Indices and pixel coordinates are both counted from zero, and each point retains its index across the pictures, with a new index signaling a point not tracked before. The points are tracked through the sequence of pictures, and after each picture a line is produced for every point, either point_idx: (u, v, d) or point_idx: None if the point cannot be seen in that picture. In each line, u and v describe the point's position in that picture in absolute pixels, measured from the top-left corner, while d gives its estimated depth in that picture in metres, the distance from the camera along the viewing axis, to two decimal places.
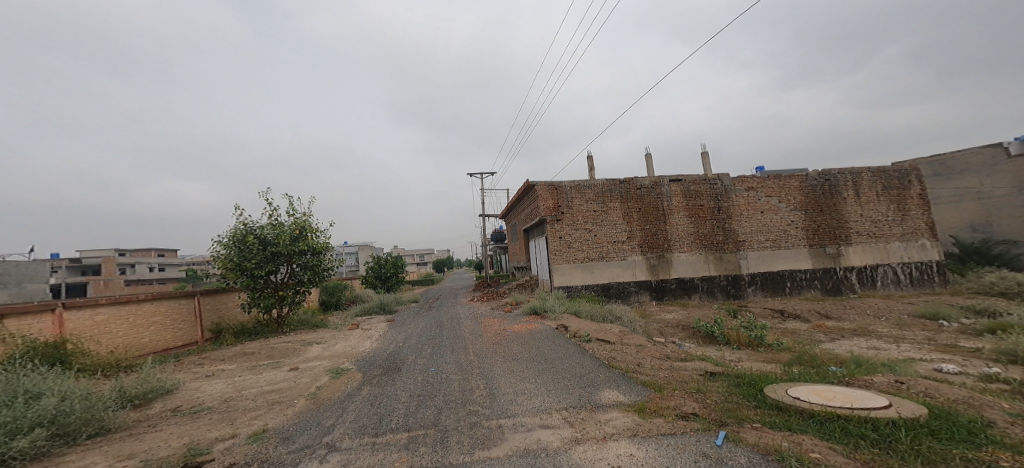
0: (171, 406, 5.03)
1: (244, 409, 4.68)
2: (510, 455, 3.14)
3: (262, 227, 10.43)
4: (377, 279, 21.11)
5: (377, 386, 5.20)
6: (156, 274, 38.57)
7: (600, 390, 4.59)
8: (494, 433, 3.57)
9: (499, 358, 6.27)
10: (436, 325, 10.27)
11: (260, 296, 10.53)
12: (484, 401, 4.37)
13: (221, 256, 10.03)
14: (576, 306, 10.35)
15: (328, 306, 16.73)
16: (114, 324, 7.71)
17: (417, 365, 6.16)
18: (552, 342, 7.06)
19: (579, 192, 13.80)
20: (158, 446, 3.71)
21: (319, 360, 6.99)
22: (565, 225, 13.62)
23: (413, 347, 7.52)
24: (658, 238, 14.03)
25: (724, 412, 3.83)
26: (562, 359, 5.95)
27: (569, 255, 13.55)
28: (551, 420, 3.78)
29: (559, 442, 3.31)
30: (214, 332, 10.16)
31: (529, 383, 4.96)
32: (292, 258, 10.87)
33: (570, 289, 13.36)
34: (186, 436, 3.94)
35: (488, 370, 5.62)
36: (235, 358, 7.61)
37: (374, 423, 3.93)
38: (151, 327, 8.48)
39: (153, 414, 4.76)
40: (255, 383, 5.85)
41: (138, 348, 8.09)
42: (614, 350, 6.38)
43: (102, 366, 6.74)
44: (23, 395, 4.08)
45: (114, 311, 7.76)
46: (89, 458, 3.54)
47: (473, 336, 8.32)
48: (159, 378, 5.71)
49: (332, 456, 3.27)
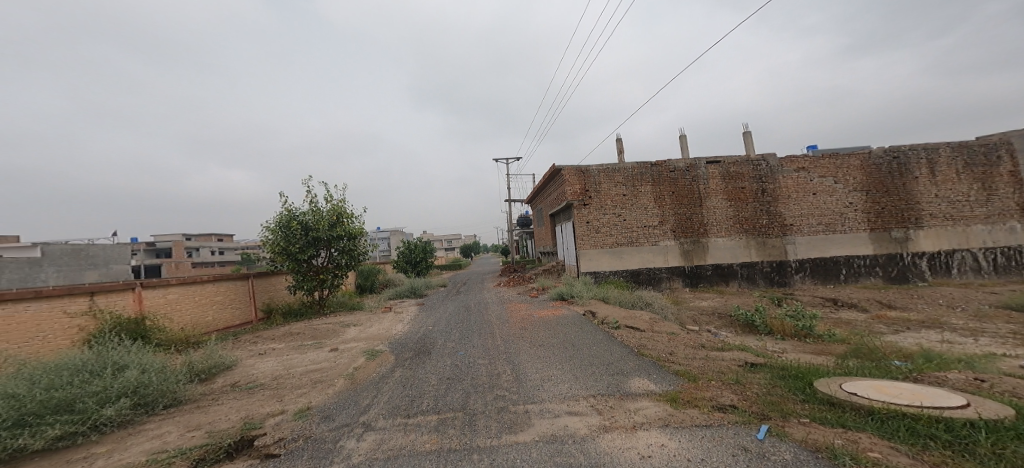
0: (230, 381, 5.52)
1: (291, 387, 5.04)
2: (536, 440, 3.18)
3: (303, 213, 10.97)
4: (408, 264, 21.77)
5: (409, 368, 5.42)
6: (217, 257, 42.19)
7: (629, 378, 4.51)
8: (521, 418, 3.62)
9: (526, 343, 6.31)
10: (464, 310, 10.49)
11: (303, 279, 11.21)
12: (510, 386, 4.44)
13: (269, 241, 10.73)
14: (605, 292, 10.20)
15: (363, 289, 17.46)
16: (183, 303, 8.50)
17: (446, 349, 6.32)
18: (580, 329, 7.00)
19: (608, 176, 13.44)
20: (220, 419, 4.09)
21: (357, 341, 7.36)
22: (593, 209, 13.33)
23: (443, 331, 7.74)
24: (692, 223, 13.42)
25: (767, 405, 3.66)
26: (589, 346, 5.94)
27: (598, 240, 13.28)
28: (578, 407, 3.78)
29: (587, 430, 3.31)
30: (265, 312, 10.99)
31: (555, 369, 4.96)
32: (331, 243, 11.40)
33: (599, 276, 13.11)
34: (243, 410, 4.32)
35: (515, 355, 5.67)
36: (284, 338, 8.18)
37: (406, 404, 4.10)
38: (213, 305, 9.27)
39: (216, 388, 5.26)
40: (301, 362, 6.26)
41: (204, 326, 8.91)
42: (644, 337, 6.25)
43: (175, 341, 7.51)
44: (112, 367, 4.63)
45: (183, 290, 8.55)
46: (163, 427, 3.98)
47: (500, 321, 8.43)
48: (220, 354, 6.26)
49: (368, 435, 3.46)
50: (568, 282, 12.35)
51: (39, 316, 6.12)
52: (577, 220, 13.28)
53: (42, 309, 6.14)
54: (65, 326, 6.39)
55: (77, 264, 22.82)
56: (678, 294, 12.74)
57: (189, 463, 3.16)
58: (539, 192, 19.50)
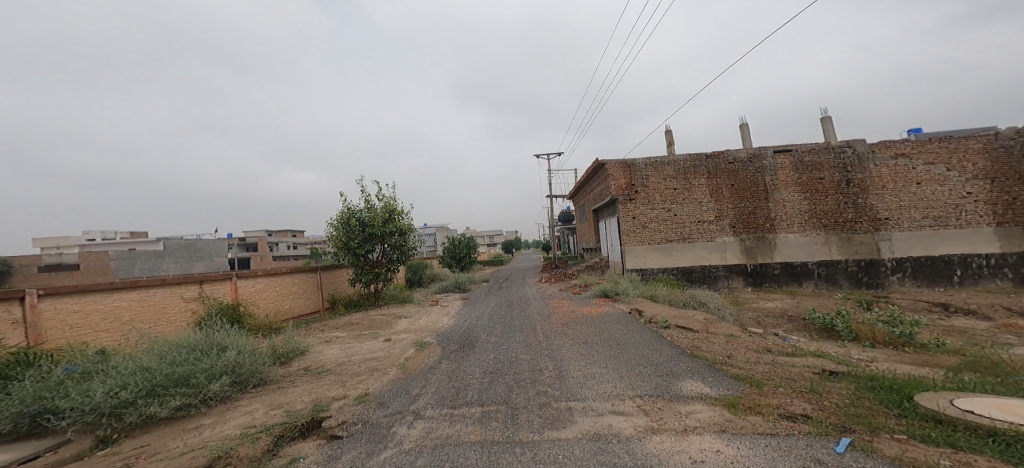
0: (303, 366, 6.06)
1: (352, 373, 5.43)
2: (579, 438, 3.13)
3: (360, 210, 11.69)
4: (453, 259, 22.35)
5: (454, 360, 5.58)
6: (292, 251, 46.55)
7: (680, 380, 4.28)
8: (563, 414, 3.59)
9: (568, 340, 6.22)
10: (506, 305, 10.61)
11: (361, 272, 11.98)
12: (552, 382, 4.41)
13: (332, 237, 11.61)
14: (652, 290, 9.72)
15: (413, 283, 18.22)
16: (267, 292, 9.49)
17: (489, 343, 6.42)
18: (625, 327, 6.76)
19: (656, 170, 12.74)
20: (296, 400, 4.52)
21: (408, 333, 7.73)
22: (639, 204, 12.73)
23: (486, 326, 7.87)
24: (752, 217, 12.36)
25: (850, 418, 3.27)
26: (634, 345, 5.72)
27: (645, 237, 12.66)
28: (623, 407, 3.66)
29: (633, 431, 3.19)
30: (331, 302, 11.93)
31: (599, 367, 4.83)
32: (385, 239, 12.04)
33: (647, 273, 12.52)
34: (313, 393, 4.73)
35: (558, 352, 5.61)
36: (346, 327, 8.82)
37: (452, 395, 4.24)
38: (290, 296, 10.25)
39: (292, 371, 5.81)
40: (360, 351, 6.72)
41: (283, 313, 9.88)
42: (697, 339, 5.89)
43: (260, 327, 8.42)
44: (216, 347, 5.32)
45: (267, 281, 9.54)
46: (252, 404, 4.48)
47: (542, 317, 8.40)
48: (294, 341, 6.90)
49: (418, 423, 3.63)
50: (613, 279, 11.94)
51: (163, 300, 7.12)
52: (624, 215, 12.74)
53: (165, 294, 7.15)
54: (181, 310, 7.39)
55: (189, 254, 26.59)
56: (734, 293, 11.79)
57: (272, 438, 3.48)
58: (581, 187, 19.09)
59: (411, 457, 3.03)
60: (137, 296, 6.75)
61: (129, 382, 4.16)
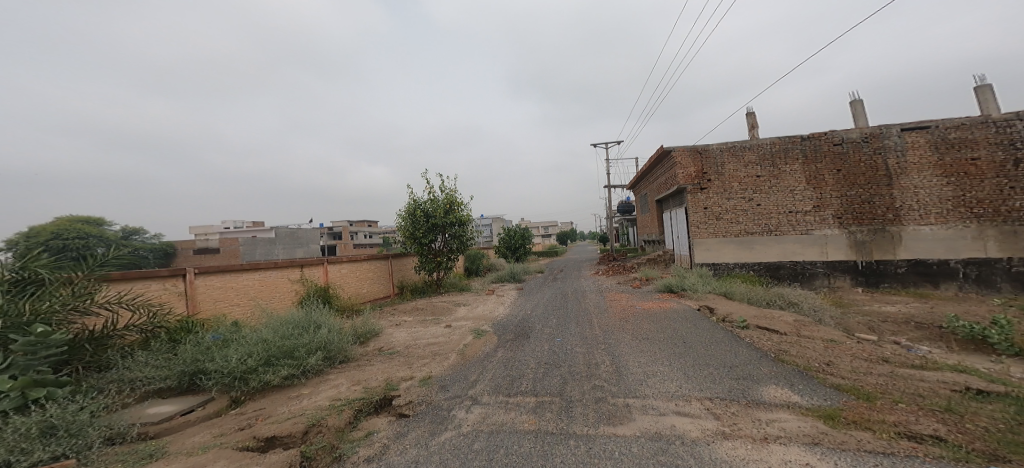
0: (378, 346, 6.54)
1: (418, 356, 5.75)
2: (638, 435, 3.04)
3: (424, 202, 12.21)
4: (508, 250, 22.66)
5: (510, 349, 5.67)
6: (369, 241, 50.75)
7: (758, 385, 3.96)
8: (620, 410, 3.49)
9: (627, 335, 6.03)
10: (561, 296, 10.55)
11: (424, 261, 12.58)
12: (610, 377, 4.31)
13: (401, 227, 12.32)
14: (726, 287, 9.04)
15: (470, 272, 18.77)
16: (350, 277, 10.36)
17: (544, 334, 6.42)
18: (693, 325, 6.40)
19: (734, 156, 11.81)
20: (372, 377, 4.89)
21: (466, 320, 8.02)
22: (712, 193, 11.91)
23: (541, 316, 7.91)
24: (863, 206, 10.98)
25: (1000, 444, 2.77)
26: (703, 345, 5.37)
27: (719, 228, 11.83)
28: (688, 408, 3.47)
29: (700, 434, 3.02)
30: (399, 287, 12.72)
31: (661, 365, 4.62)
32: (446, 229, 12.48)
33: (719, 268, 11.72)
34: (386, 372, 5.08)
35: (615, 347, 5.47)
36: (412, 312, 9.37)
37: (507, 384, 4.31)
38: (368, 281, 11.10)
39: (368, 350, 6.30)
40: (425, 335, 7.09)
41: (362, 297, 10.74)
42: (784, 342, 5.38)
43: (345, 308, 9.25)
44: (312, 325, 5.94)
45: (350, 267, 10.42)
46: (337, 378, 4.93)
47: (599, 310, 8.24)
48: (370, 322, 7.45)
49: (475, 408, 3.75)
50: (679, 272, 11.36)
51: (276, 280, 8.06)
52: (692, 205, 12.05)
53: (277, 275, 8.08)
54: (288, 290, 8.32)
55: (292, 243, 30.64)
56: (836, 294, 10.46)
57: (352, 411, 3.80)
58: (642, 177, 18.39)
59: (469, 440, 3.14)
60: (260, 277, 7.68)
61: (254, 351, 4.82)
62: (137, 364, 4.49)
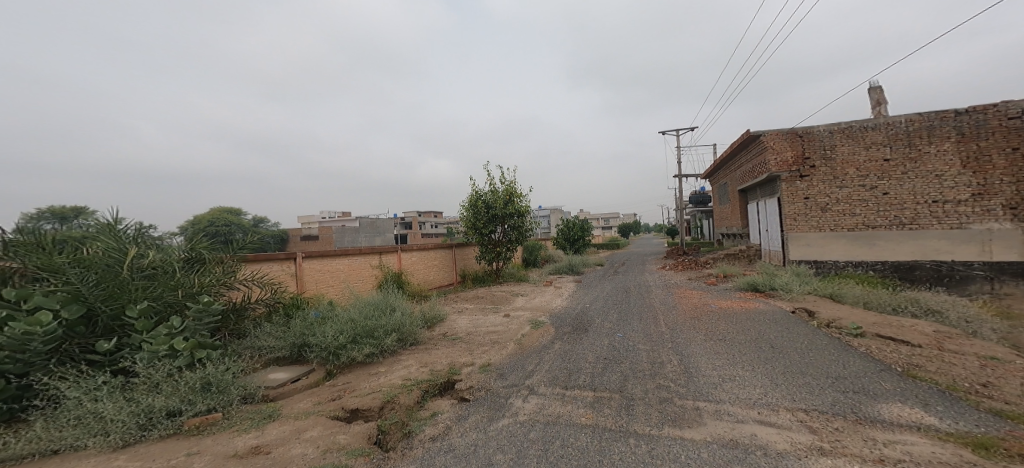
0: (442, 331, 6.79)
1: (478, 343, 5.88)
2: (710, 441, 2.91)
3: (485, 193, 12.40)
4: (566, 241, 22.64)
5: (568, 342, 5.65)
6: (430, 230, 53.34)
7: (864, 399, 3.59)
8: (688, 413, 3.37)
9: (697, 335, 5.81)
10: (623, 291, 10.32)
11: (484, 251, 12.89)
12: (677, 377, 4.17)
13: (464, 217, 12.69)
14: (832, 288, 8.20)
15: (528, 263, 18.92)
16: (419, 265, 10.82)
17: (604, 329, 6.36)
18: (777, 329, 5.98)
19: (850, 138, 10.51)
20: (438, 361, 5.07)
21: (524, 310, 8.11)
22: (817, 181, 10.84)
23: (600, 310, 7.84)
24: None
25: None
26: (803, 352, 4.95)
27: (827, 221, 10.74)
28: (773, 418, 3.26)
29: (788, 446, 2.81)
30: (462, 276, 13.07)
31: (741, 370, 4.38)
32: (506, 220, 12.62)
33: (822, 267, 10.70)
34: (449, 357, 5.24)
35: (683, 346, 5.28)
36: (469, 300, 9.63)
37: (565, 376, 4.30)
38: (434, 269, 11.55)
39: (434, 334, 6.57)
40: (484, 323, 7.25)
41: (429, 284, 11.20)
42: (906, 354, 4.74)
43: (415, 294, 9.68)
44: (388, 307, 6.30)
45: (419, 255, 10.88)
46: (405, 359, 5.17)
47: (664, 307, 8.00)
48: (436, 308, 7.76)
49: (532, 398, 3.78)
50: (765, 270, 10.59)
51: (361, 266, 8.59)
52: (788, 195, 11.07)
53: (362, 261, 8.62)
54: (370, 274, 8.84)
55: (371, 233, 34.57)
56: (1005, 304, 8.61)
57: (420, 392, 3.97)
58: (725, 164, 17.10)
59: (525, 428, 3.18)
60: (348, 262, 8.27)
61: (349, 330, 5.23)
62: (266, 334, 5.10)
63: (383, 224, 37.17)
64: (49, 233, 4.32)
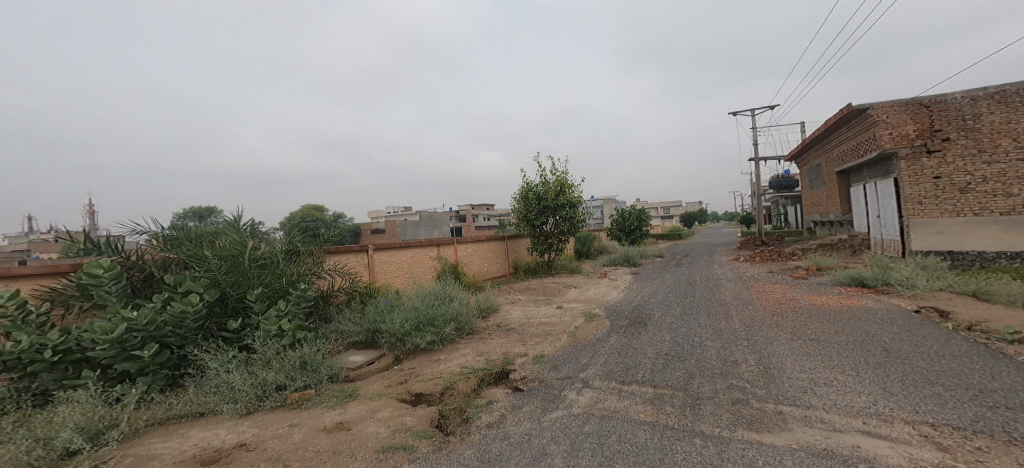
0: (496, 322, 6.94)
1: (531, 334, 5.94)
2: (795, 448, 2.67)
3: (536, 185, 12.40)
4: (621, 232, 21.93)
5: (625, 336, 5.49)
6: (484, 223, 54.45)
7: (995, 413, 3.07)
8: (767, 417, 3.11)
9: (775, 334, 5.33)
10: (687, 284, 9.78)
11: (536, 242, 12.92)
12: (752, 378, 3.87)
13: (515, 209, 12.80)
14: (974, 285, 6.96)
15: (580, 254, 18.67)
16: (473, 256, 11.12)
17: (664, 323, 6.10)
18: (874, 330, 5.30)
19: (1002, 105, 8.96)
20: (494, 350, 5.19)
21: (577, 302, 8.03)
22: (952, 157, 9.35)
23: (660, 303, 7.52)
24: None
25: None
26: (929, 358, 4.28)
27: (970, 204, 9.21)
28: (879, 429, 2.89)
29: (900, 462, 2.48)
30: (514, 267, 13.25)
31: (838, 374, 3.94)
32: (557, 211, 12.54)
33: (960, 259, 9.17)
34: (503, 347, 5.35)
35: (761, 345, 4.89)
36: (522, 291, 9.73)
37: (622, 371, 4.20)
38: (487, 260, 11.81)
39: (488, 324, 6.74)
40: (537, 315, 7.29)
41: (483, 275, 11.48)
42: None
43: (469, 284, 9.99)
44: (447, 297, 6.59)
45: (473, 247, 11.17)
46: (461, 347, 5.37)
47: (729, 302, 7.47)
48: (490, 299, 7.95)
49: (586, 391, 3.74)
50: (878, 262, 9.29)
51: (421, 257, 9.02)
52: (911, 173, 9.66)
53: (422, 253, 9.04)
54: (430, 266, 9.24)
55: (430, 226, 36.44)
56: None
57: (476, 380, 4.10)
58: (818, 142, 15.41)
59: (580, 421, 3.15)
60: (411, 254, 8.71)
61: (414, 318, 5.55)
62: (348, 320, 5.59)
63: (439, 218, 38.69)
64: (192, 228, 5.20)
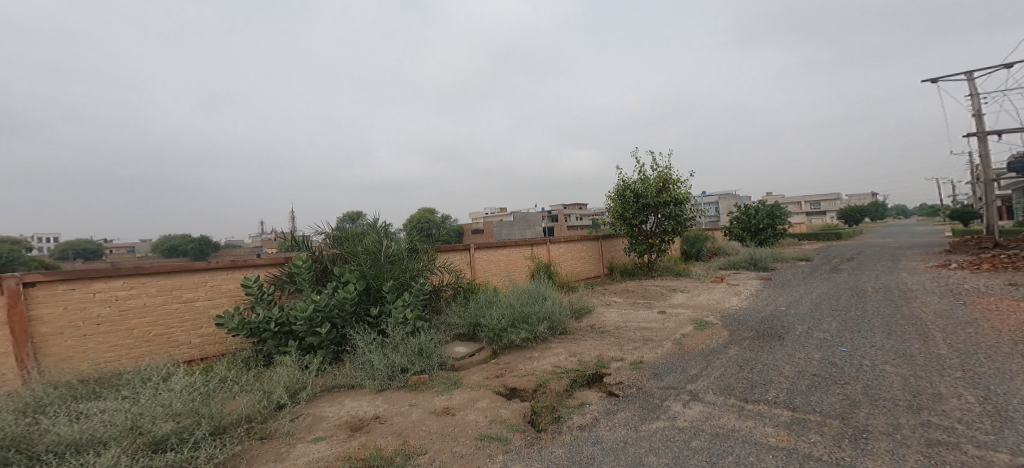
0: (590, 323, 6.77)
1: (628, 339, 5.62)
2: None
3: (634, 182, 11.67)
4: (744, 231, 19.02)
5: (748, 349, 4.76)
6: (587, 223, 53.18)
7: None
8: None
9: (991, 365, 3.97)
10: (844, 294, 7.94)
11: (634, 242, 12.11)
12: (968, 418, 2.95)
13: (610, 208, 12.24)
14: None
15: (689, 256, 16.90)
16: (566, 257, 11.03)
17: (806, 338, 5.08)
18: None
19: None
20: (588, 352, 5.07)
21: (684, 308, 7.29)
22: None
23: (799, 315, 6.29)
24: None
25: None
26: None
27: None
28: None
29: None
30: (609, 268, 12.70)
31: None
32: (658, 209, 11.55)
33: None
34: (598, 349, 5.18)
35: (984, 379, 3.67)
36: (621, 293, 9.26)
37: (744, 387, 3.67)
38: (581, 260, 11.59)
39: (582, 325, 6.63)
40: (636, 318, 6.87)
41: (576, 275, 11.30)
42: None
43: (562, 285, 9.95)
44: (541, 295, 6.70)
45: (566, 247, 11.09)
46: (555, 346, 5.40)
47: (892, 319, 5.90)
48: (583, 299, 7.78)
49: (694, 405, 3.37)
50: None
51: (515, 257, 9.30)
52: None
53: (516, 253, 9.32)
54: (523, 265, 9.49)
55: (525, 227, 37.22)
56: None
57: (569, 381, 4.07)
58: None
59: (686, 436, 2.87)
60: (506, 254, 9.05)
61: (510, 315, 5.79)
62: (454, 313, 6.13)
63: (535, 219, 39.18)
64: (350, 227, 6.34)
